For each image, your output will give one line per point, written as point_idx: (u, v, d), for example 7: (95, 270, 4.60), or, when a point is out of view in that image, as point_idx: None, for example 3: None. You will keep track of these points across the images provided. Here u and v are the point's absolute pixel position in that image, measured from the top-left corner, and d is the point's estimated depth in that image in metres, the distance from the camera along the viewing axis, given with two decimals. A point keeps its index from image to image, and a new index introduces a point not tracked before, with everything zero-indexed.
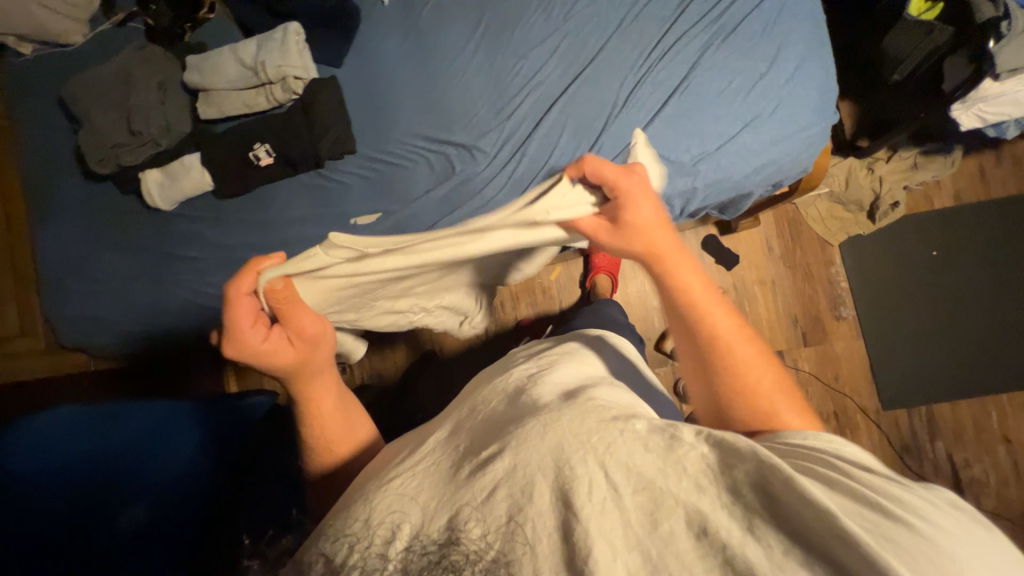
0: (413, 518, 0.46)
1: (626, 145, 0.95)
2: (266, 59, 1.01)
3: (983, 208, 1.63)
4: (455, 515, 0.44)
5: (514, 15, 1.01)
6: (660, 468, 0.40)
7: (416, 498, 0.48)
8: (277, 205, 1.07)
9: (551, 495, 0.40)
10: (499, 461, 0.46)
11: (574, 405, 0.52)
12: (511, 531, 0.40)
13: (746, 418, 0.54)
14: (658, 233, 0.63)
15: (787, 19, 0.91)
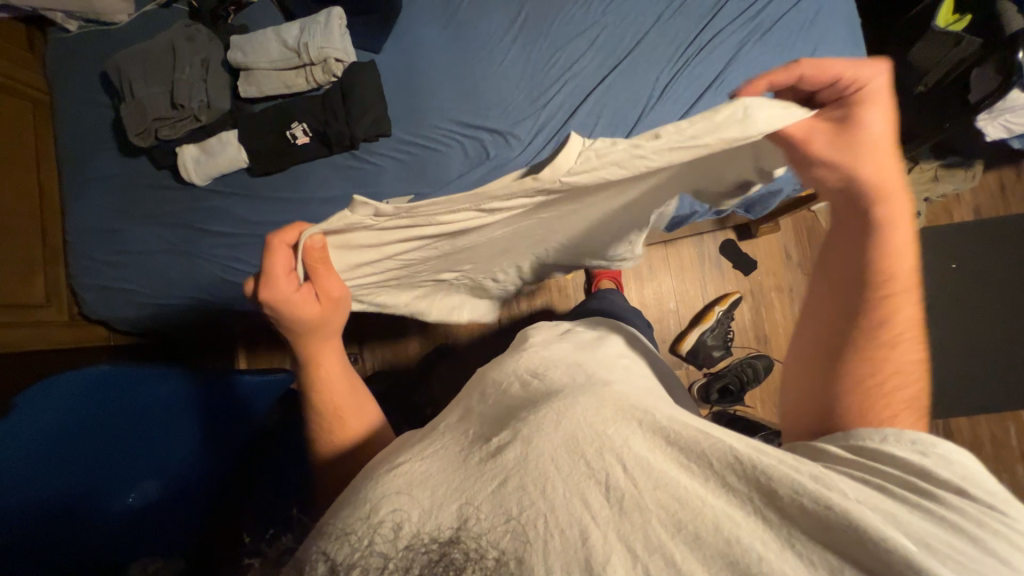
0: (415, 511, 0.42)
1: None
2: (308, 41, 1.03)
3: (1003, 223, 1.64)
4: (465, 507, 0.41)
5: (553, 9, 1.03)
6: (684, 467, 0.41)
7: (424, 490, 0.45)
8: (310, 184, 1.09)
9: (566, 491, 0.40)
10: (511, 450, 0.45)
11: (588, 392, 0.52)
12: (518, 526, 0.38)
13: (875, 382, 0.51)
14: (894, 176, 0.56)
15: (825, 18, 0.92)
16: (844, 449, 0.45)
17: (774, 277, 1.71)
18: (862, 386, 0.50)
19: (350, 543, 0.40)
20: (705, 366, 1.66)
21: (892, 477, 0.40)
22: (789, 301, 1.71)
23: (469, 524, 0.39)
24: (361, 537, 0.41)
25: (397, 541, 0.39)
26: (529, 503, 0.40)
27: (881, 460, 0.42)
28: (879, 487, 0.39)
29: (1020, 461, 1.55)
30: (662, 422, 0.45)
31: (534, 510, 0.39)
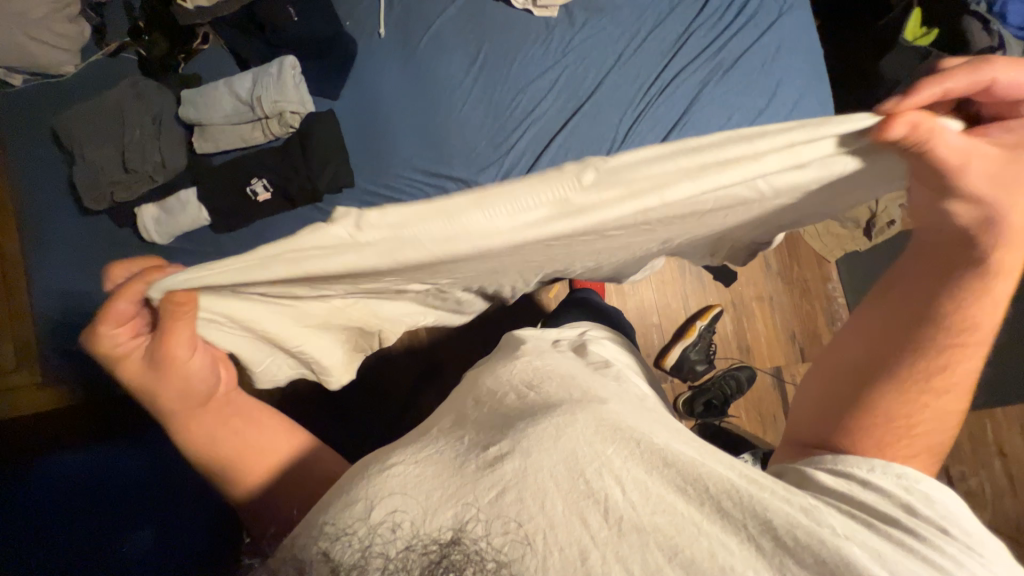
0: (412, 511, 0.41)
1: None
2: (261, 94, 1.00)
3: None
4: (460, 513, 0.40)
5: (513, 47, 1.00)
6: (682, 492, 0.41)
7: (423, 490, 0.43)
8: (276, 239, 1.07)
9: (568, 509, 0.40)
10: (508, 462, 0.44)
11: (586, 408, 0.51)
12: (524, 540, 0.38)
13: (880, 426, 0.47)
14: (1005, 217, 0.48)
15: (786, 54, 0.91)
16: (830, 478, 0.44)
17: (754, 286, 1.71)
18: (891, 421, 0.47)
19: (348, 545, 0.38)
20: (689, 379, 1.67)
21: (875, 508, 0.41)
22: (770, 310, 1.71)
23: (473, 530, 0.38)
24: (360, 539, 0.39)
25: (397, 542, 0.37)
26: (536, 521, 0.39)
27: (867, 487, 0.42)
28: (868, 523, 0.40)
29: (998, 457, 1.58)
30: (660, 444, 0.46)
31: (539, 528, 0.39)
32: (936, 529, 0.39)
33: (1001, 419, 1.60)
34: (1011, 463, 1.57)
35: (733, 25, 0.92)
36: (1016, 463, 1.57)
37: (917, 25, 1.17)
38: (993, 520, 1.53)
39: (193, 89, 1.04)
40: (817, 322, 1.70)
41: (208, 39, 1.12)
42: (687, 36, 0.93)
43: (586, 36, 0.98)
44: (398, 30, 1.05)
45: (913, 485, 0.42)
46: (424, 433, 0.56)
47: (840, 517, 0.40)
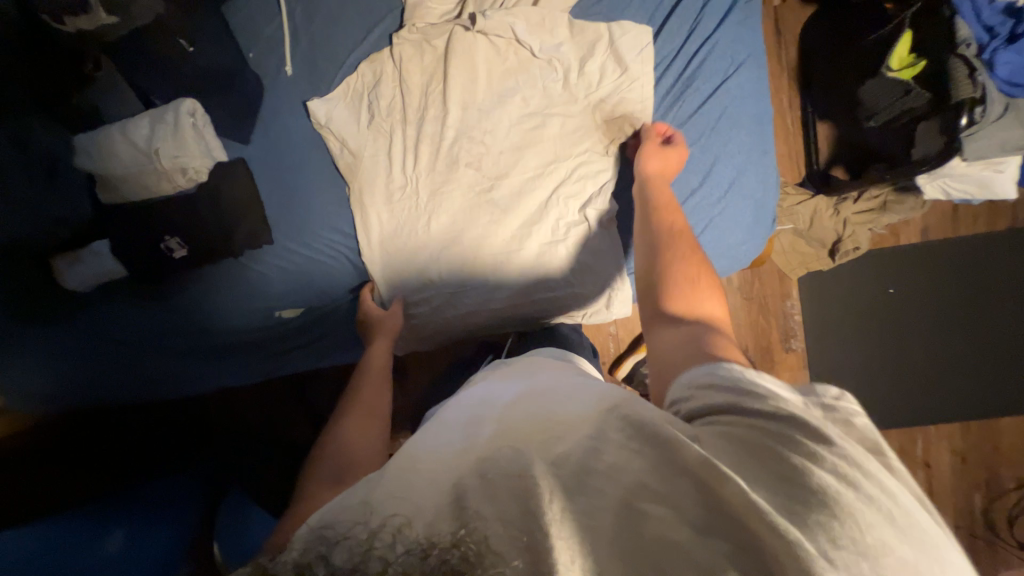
0: (397, 529, 0.41)
1: (549, 279, 0.92)
2: (159, 146, 0.92)
3: (951, 245, 1.59)
4: (426, 524, 0.41)
5: (425, 96, 0.90)
6: (625, 459, 0.43)
7: (401, 496, 0.44)
8: (197, 290, 1.05)
9: (519, 503, 0.41)
10: (471, 476, 0.44)
11: (562, 419, 0.50)
12: (477, 537, 0.39)
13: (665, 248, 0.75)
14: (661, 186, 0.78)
15: (726, 127, 0.81)
16: (723, 421, 0.47)
17: None
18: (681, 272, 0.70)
19: (352, 547, 0.40)
20: (638, 391, 1.70)
21: (749, 434, 0.44)
22: None
23: (444, 527, 0.40)
24: (362, 543, 0.40)
25: (395, 548, 0.40)
26: (487, 509, 0.41)
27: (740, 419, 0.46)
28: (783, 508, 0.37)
29: (922, 468, 1.66)
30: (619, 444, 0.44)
31: (490, 526, 0.40)
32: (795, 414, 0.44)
33: (933, 435, 1.66)
34: (933, 474, 1.65)
35: (671, 92, 0.82)
36: (937, 474, 1.66)
37: (906, 52, 1.03)
38: None
39: (87, 137, 0.95)
40: (771, 339, 1.64)
41: (100, 66, 0.99)
42: (618, 101, 0.83)
43: (513, 103, 0.87)
44: (310, 69, 0.94)
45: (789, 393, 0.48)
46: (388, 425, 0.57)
47: (747, 452, 0.42)
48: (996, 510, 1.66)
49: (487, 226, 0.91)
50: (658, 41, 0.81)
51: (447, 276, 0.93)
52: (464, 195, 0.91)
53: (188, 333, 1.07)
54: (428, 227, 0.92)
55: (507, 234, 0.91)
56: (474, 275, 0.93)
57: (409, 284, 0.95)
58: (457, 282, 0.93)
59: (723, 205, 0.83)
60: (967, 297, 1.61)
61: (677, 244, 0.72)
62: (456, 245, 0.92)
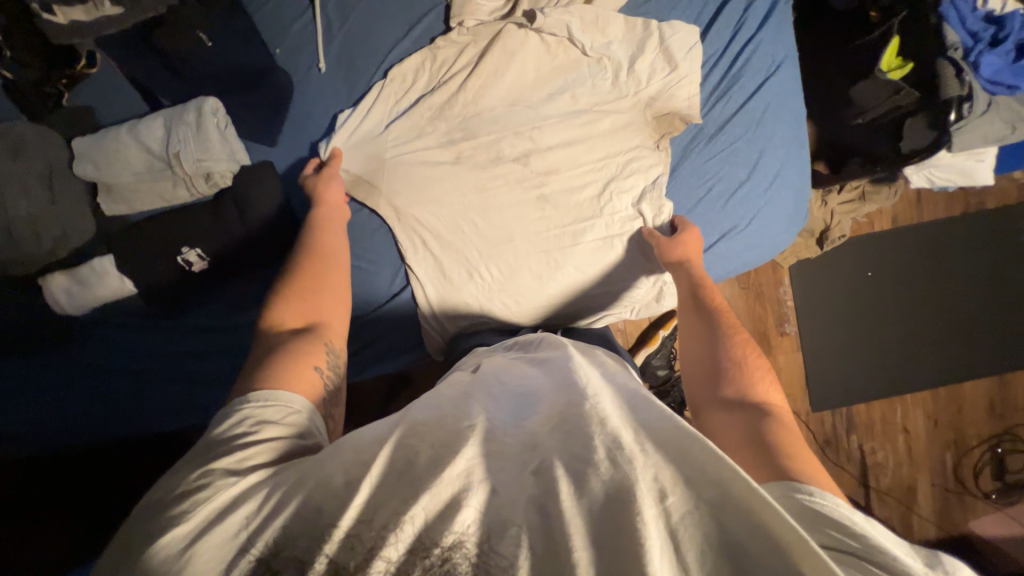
0: (485, 505, 0.45)
1: (599, 268, 0.92)
2: (180, 150, 0.84)
3: (916, 230, 1.76)
4: (506, 534, 0.42)
5: (472, 95, 0.88)
6: (729, 513, 0.42)
7: (491, 490, 0.46)
8: (222, 305, 0.99)
9: (601, 516, 0.42)
10: (563, 481, 0.45)
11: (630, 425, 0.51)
12: (558, 545, 0.41)
13: (705, 321, 0.78)
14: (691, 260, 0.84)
15: (769, 122, 0.86)
16: (834, 535, 0.43)
17: None
18: (727, 355, 0.73)
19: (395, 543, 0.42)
20: (649, 383, 1.74)
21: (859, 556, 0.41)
22: None
23: (518, 527, 0.43)
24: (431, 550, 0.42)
25: (469, 551, 0.42)
26: (569, 513, 0.43)
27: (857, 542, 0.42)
28: None
29: (902, 434, 1.82)
30: (695, 458, 0.46)
31: (574, 545, 0.40)
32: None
33: (909, 403, 1.83)
34: (911, 438, 1.82)
35: (717, 90, 0.86)
36: (914, 438, 1.83)
37: (893, 55, 1.15)
38: (890, 483, 1.81)
39: (88, 140, 0.85)
40: (768, 324, 1.75)
41: (95, 61, 0.90)
42: (666, 99, 0.86)
43: (563, 102, 0.88)
44: (347, 68, 0.90)
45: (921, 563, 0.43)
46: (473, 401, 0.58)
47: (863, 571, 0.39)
48: (963, 466, 1.85)
49: (540, 222, 0.91)
50: (705, 41, 0.85)
51: (500, 276, 0.92)
52: (514, 192, 0.90)
53: (210, 351, 0.99)
54: (479, 228, 0.91)
55: (559, 230, 0.91)
56: (528, 274, 0.92)
57: (461, 288, 0.93)
58: (509, 282, 0.92)
59: (768, 197, 0.88)
60: (932, 276, 1.79)
61: (722, 322, 0.77)
62: (508, 243, 0.91)
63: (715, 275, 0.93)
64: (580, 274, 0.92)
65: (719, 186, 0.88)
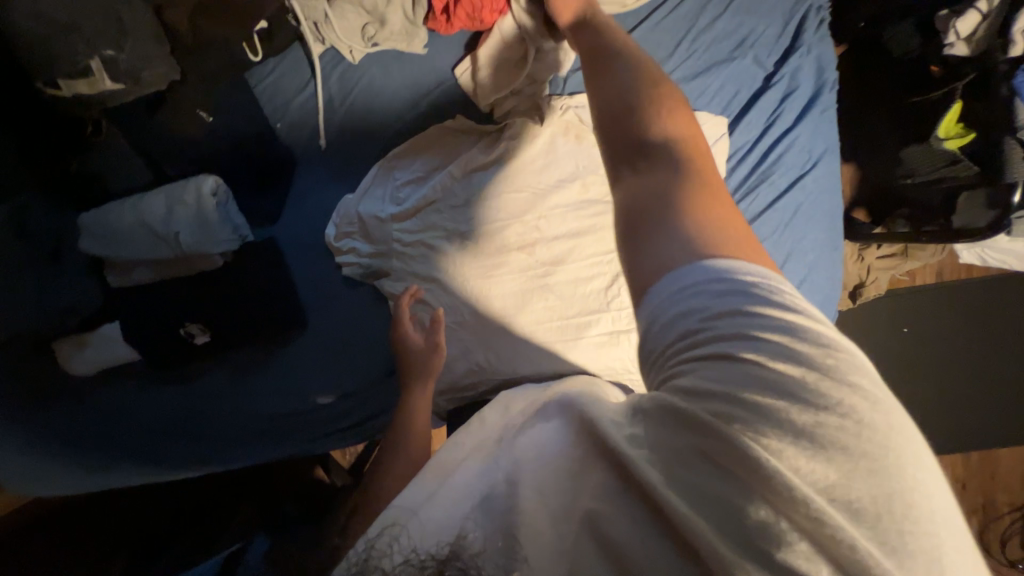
0: (416, 526, 0.51)
1: (601, 366, 0.86)
2: (180, 231, 0.83)
3: (962, 286, 1.65)
4: (431, 535, 0.50)
5: (480, 175, 0.84)
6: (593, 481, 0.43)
7: (433, 520, 0.51)
8: (213, 376, 0.95)
9: (506, 515, 0.47)
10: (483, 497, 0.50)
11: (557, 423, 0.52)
12: (475, 538, 0.48)
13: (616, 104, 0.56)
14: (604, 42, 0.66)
15: (800, 223, 0.79)
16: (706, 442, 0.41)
17: None
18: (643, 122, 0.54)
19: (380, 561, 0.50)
20: None
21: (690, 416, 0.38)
22: None
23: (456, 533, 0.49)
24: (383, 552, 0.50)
25: (403, 557, 0.49)
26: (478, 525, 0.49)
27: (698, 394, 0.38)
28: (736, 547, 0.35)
29: None
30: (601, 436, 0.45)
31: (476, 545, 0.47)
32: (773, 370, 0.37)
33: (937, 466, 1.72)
34: None
35: (746, 183, 0.79)
36: None
37: (954, 120, 1.04)
38: None
39: (95, 216, 0.85)
40: None
41: (99, 128, 0.84)
42: None
43: (573, 188, 0.84)
44: (350, 143, 0.88)
45: (779, 323, 0.39)
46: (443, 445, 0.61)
47: (684, 444, 0.39)
48: (989, 534, 1.74)
49: (543, 312, 0.84)
50: (733, 133, 0.79)
51: (497, 368, 0.86)
52: (517, 279, 0.84)
53: (212, 413, 0.96)
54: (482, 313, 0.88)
55: (563, 322, 0.85)
56: (528, 367, 0.86)
57: (458, 373, 0.88)
58: (506, 376, 0.87)
59: (792, 302, 0.80)
60: (977, 336, 1.67)
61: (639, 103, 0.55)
62: (511, 337, 0.84)
63: None
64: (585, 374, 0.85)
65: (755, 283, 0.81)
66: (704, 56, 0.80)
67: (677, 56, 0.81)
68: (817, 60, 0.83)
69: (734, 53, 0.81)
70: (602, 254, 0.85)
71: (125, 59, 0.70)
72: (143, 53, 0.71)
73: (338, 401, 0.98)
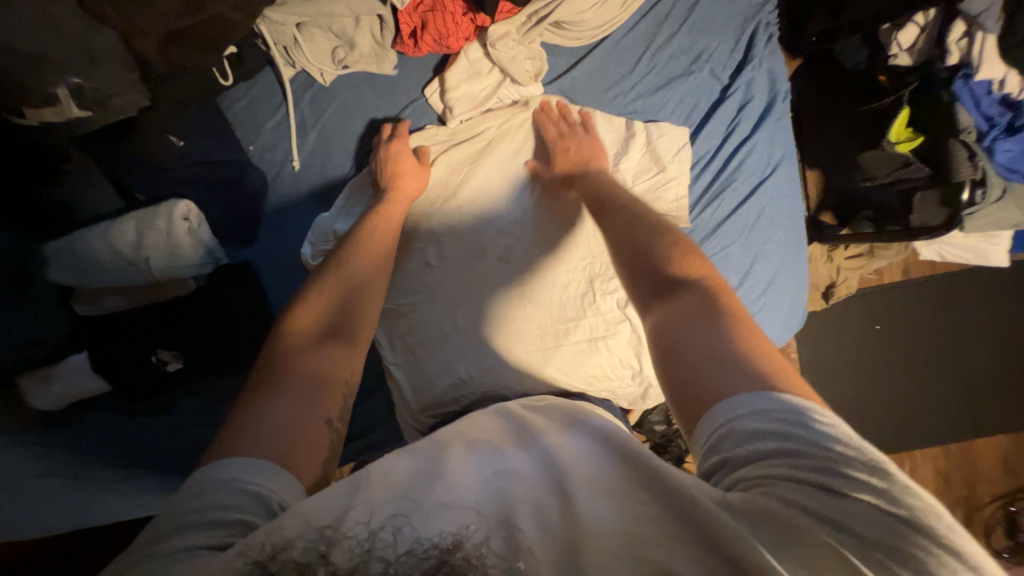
0: (416, 517, 0.39)
1: (583, 376, 0.85)
2: (151, 256, 0.82)
3: (926, 283, 1.71)
4: (438, 524, 0.38)
5: (453, 189, 0.85)
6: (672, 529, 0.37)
7: (449, 501, 0.40)
8: (188, 402, 0.93)
9: (541, 524, 0.39)
10: (505, 492, 0.41)
11: (602, 444, 0.46)
12: (508, 542, 0.37)
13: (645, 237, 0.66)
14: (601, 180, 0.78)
15: (764, 226, 0.82)
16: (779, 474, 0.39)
17: None
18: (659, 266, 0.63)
19: (352, 547, 0.37)
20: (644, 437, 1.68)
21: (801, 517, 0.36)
22: None
23: (479, 533, 0.38)
24: (361, 542, 0.37)
25: (398, 546, 0.37)
26: (528, 528, 0.38)
27: (801, 494, 0.37)
28: None
29: None
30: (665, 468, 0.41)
31: (505, 544, 0.37)
32: (883, 503, 0.36)
33: (919, 458, 1.75)
34: None
35: (710, 191, 0.83)
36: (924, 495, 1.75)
37: (902, 126, 1.10)
38: None
39: (61, 245, 0.84)
40: None
41: (72, 159, 0.84)
42: (656, 201, 0.81)
43: (545, 198, 0.84)
44: (323, 162, 0.88)
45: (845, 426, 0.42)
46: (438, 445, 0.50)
47: (778, 521, 0.36)
48: (974, 523, 1.77)
49: (524, 321, 0.85)
50: (695, 143, 0.84)
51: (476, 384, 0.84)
52: (495, 289, 0.85)
53: (191, 445, 0.93)
54: None
55: (542, 331, 0.85)
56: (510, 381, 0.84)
57: (439, 387, 0.84)
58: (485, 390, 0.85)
59: (763, 300, 0.83)
60: (945, 330, 1.72)
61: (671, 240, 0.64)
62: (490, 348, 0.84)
63: None
64: (566, 382, 0.84)
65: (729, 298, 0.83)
66: (663, 71, 0.85)
67: (638, 73, 0.85)
68: (769, 71, 0.88)
69: (691, 68, 0.85)
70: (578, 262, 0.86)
71: (93, 88, 0.69)
72: (112, 81, 0.71)
73: None
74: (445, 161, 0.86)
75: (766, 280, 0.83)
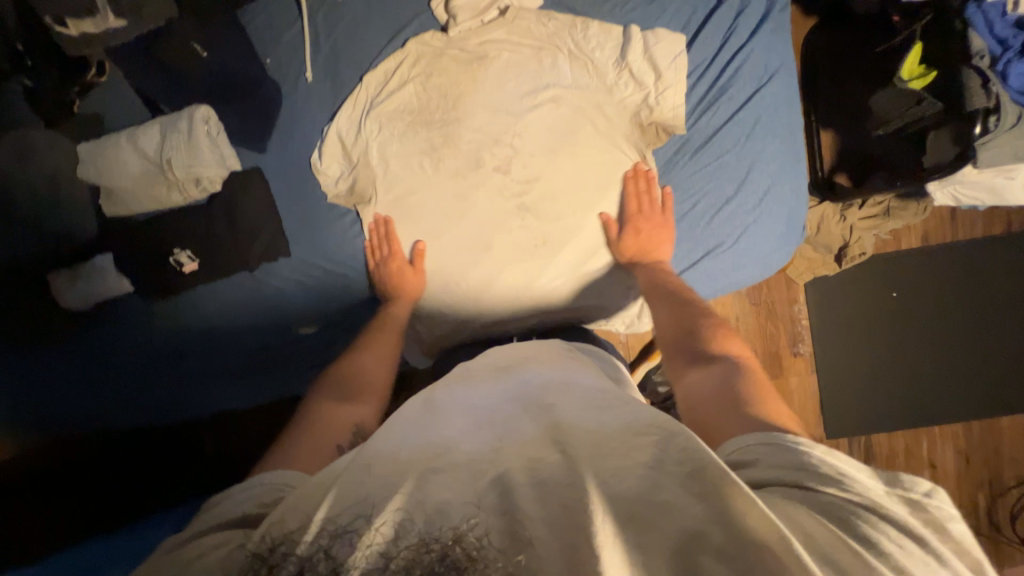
0: (427, 513, 0.43)
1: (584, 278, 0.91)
2: (171, 156, 0.88)
3: (949, 250, 1.65)
4: (447, 514, 0.42)
5: (455, 101, 0.89)
6: (676, 494, 0.43)
7: (450, 496, 0.44)
8: (202, 304, 0.97)
9: (545, 506, 0.43)
10: (513, 474, 0.46)
11: (590, 440, 0.50)
12: (515, 527, 0.41)
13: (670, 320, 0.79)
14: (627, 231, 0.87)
15: (759, 137, 0.85)
16: (784, 486, 0.46)
17: (722, 306, 1.61)
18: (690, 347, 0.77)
19: (353, 541, 0.40)
20: None
21: (820, 523, 0.42)
22: (736, 332, 1.62)
23: (485, 522, 0.42)
24: (363, 538, 0.41)
25: (399, 541, 0.40)
26: (537, 505, 0.43)
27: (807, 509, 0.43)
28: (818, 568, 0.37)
29: (928, 469, 1.67)
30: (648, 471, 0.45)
31: (515, 523, 0.41)
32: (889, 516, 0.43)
33: (938, 437, 1.68)
34: (938, 475, 1.66)
35: (707, 101, 0.86)
36: (943, 475, 1.67)
37: (916, 63, 1.07)
38: None
39: (93, 146, 0.90)
40: (779, 342, 1.64)
41: (102, 70, 0.91)
42: (654, 108, 0.86)
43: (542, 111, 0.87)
44: (334, 76, 0.93)
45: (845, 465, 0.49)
46: (439, 420, 0.57)
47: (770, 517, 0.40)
48: (999, 509, 1.67)
49: (520, 231, 0.90)
50: (691, 50, 0.86)
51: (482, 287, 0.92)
52: (493, 193, 0.90)
53: (201, 350, 1.00)
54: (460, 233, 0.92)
55: (537, 240, 0.90)
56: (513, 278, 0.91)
57: None
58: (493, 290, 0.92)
59: (758, 212, 0.87)
60: (966, 301, 1.66)
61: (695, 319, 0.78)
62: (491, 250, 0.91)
63: (703, 291, 0.92)
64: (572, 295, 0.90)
65: (725, 214, 0.87)
66: None
67: None
68: None
69: None
70: (571, 172, 0.89)
71: None
72: None
73: (320, 331, 1.01)
74: (447, 74, 0.89)
75: (763, 192, 0.86)
